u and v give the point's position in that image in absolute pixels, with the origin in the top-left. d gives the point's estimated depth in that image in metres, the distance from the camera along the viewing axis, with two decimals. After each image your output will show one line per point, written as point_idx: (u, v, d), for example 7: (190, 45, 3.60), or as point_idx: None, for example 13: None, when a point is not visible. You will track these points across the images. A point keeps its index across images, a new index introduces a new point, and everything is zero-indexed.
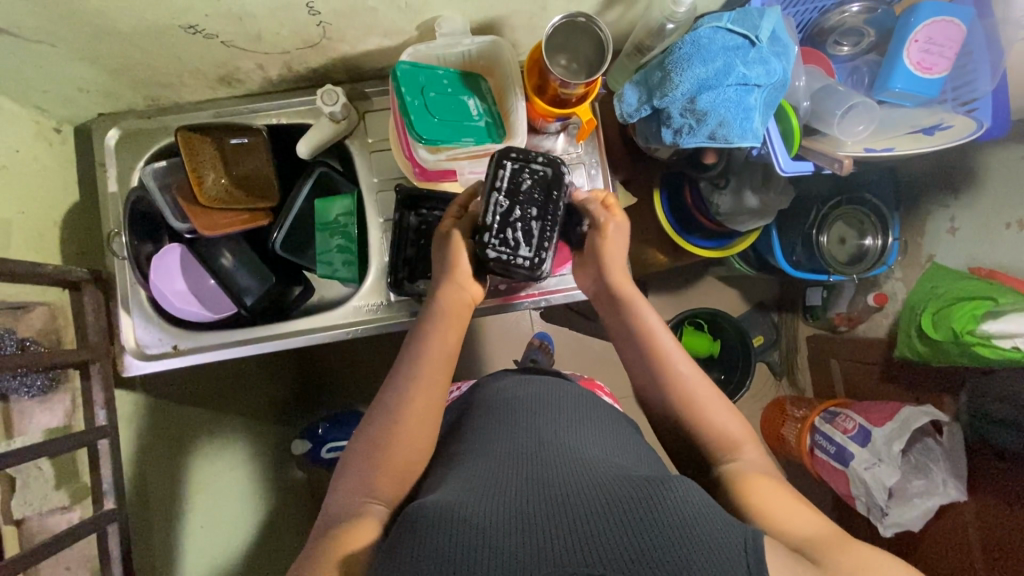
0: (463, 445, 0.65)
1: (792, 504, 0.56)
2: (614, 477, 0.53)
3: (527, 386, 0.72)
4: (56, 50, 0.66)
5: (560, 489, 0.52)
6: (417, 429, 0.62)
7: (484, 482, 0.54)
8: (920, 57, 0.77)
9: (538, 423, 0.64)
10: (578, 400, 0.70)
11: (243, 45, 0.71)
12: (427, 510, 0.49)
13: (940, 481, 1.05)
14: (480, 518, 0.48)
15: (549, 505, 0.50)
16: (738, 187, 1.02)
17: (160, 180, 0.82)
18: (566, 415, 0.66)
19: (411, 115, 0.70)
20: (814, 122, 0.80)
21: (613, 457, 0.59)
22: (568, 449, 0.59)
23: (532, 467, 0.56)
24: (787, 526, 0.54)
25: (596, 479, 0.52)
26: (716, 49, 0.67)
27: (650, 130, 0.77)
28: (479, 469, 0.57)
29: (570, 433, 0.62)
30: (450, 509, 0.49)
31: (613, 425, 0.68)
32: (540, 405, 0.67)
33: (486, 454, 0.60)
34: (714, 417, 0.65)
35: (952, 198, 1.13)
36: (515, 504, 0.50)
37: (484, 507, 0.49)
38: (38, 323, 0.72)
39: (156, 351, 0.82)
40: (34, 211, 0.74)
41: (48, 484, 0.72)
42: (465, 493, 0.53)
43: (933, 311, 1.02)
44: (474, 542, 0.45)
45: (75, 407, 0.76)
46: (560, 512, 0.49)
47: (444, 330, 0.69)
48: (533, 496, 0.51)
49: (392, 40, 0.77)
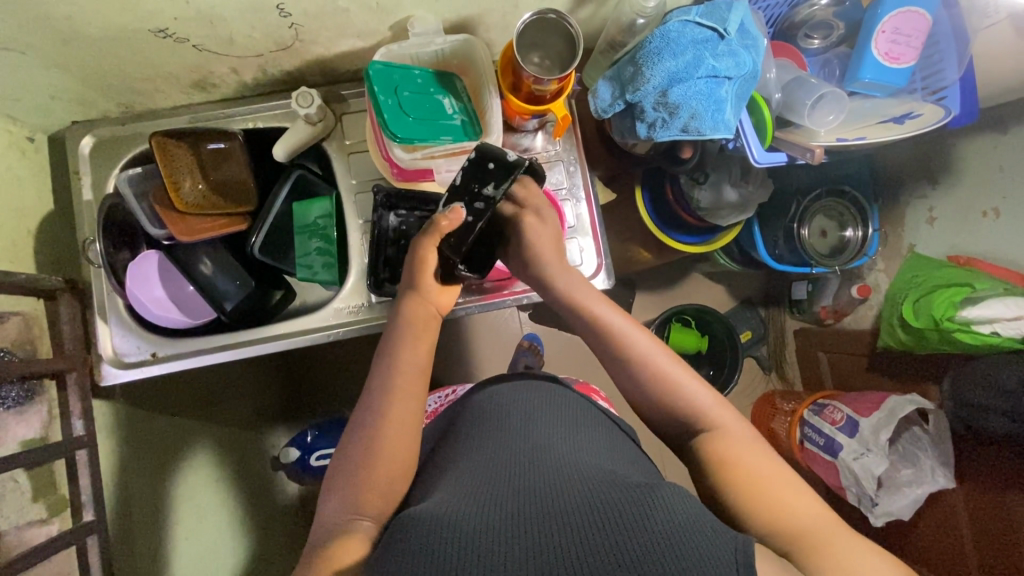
0: (457, 453, 0.64)
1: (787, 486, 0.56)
2: (606, 483, 0.53)
3: (522, 391, 0.72)
4: (26, 58, 0.65)
5: (551, 497, 0.51)
6: (398, 424, 0.62)
7: (473, 489, 0.54)
8: (888, 48, 0.78)
9: (531, 430, 0.63)
10: (569, 406, 0.70)
11: (216, 49, 0.71)
12: (418, 522, 0.48)
13: (928, 469, 1.06)
14: (470, 527, 0.47)
15: (538, 512, 0.50)
16: (718, 182, 1.03)
17: (136, 188, 0.80)
18: (559, 420, 0.66)
19: (384, 113, 0.70)
20: (786, 114, 0.80)
21: (603, 462, 0.59)
22: (562, 456, 0.58)
23: (523, 473, 0.56)
24: (776, 517, 0.53)
25: (587, 486, 0.52)
26: (685, 41, 0.67)
27: (625, 125, 0.77)
28: (469, 477, 0.57)
29: (563, 439, 0.62)
30: (435, 516, 0.49)
31: (604, 430, 0.68)
32: (531, 411, 0.67)
33: (478, 464, 0.59)
34: (679, 385, 0.64)
35: (929, 189, 1.15)
36: (506, 512, 0.50)
37: (475, 514, 0.49)
38: (13, 333, 0.71)
39: (135, 359, 0.81)
40: (7, 220, 0.74)
41: (26, 496, 0.70)
42: (453, 500, 0.52)
43: (914, 300, 1.04)
44: (462, 550, 0.45)
45: (51, 419, 0.75)
46: (548, 519, 0.49)
47: (413, 342, 0.68)
48: (525, 501, 0.51)
49: (365, 41, 0.77)
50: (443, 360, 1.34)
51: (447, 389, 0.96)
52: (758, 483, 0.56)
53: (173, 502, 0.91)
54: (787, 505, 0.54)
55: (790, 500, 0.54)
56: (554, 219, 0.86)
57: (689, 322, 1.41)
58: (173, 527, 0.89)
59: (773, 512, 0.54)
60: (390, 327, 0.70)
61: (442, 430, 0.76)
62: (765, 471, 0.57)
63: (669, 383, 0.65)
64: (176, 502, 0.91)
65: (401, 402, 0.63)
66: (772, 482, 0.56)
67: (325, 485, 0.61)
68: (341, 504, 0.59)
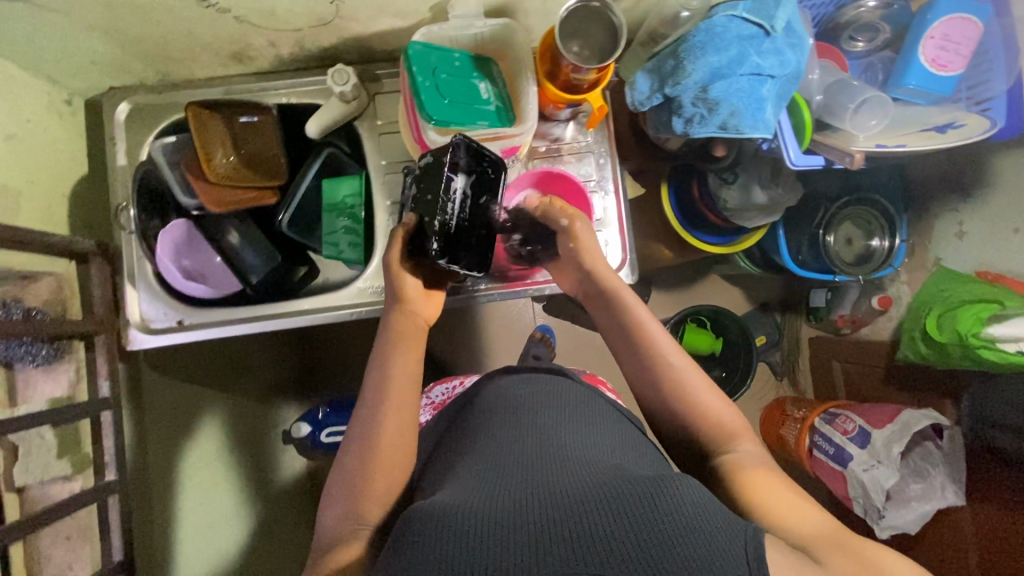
0: (466, 449, 0.64)
1: (794, 501, 0.57)
2: (614, 476, 0.52)
3: (523, 391, 0.70)
4: (69, 20, 0.66)
5: (560, 489, 0.51)
6: (398, 434, 0.64)
7: (480, 482, 0.54)
8: (935, 54, 0.77)
9: (540, 427, 0.62)
10: (573, 402, 0.68)
11: (256, 21, 0.71)
12: (429, 514, 0.48)
13: (939, 485, 1.06)
14: (480, 520, 0.47)
15: (547, 503, 0.49)
16: (748, 182, 1.03)
17: (170, 157, 0.81)
18: (565, 416, 0.65)
19: (421, 95, 0.69)
20: (825, 117, 0.76)
21: (610, 457, 0.58)
22: (569, 452, 0.57)
23: (530, 469, 0.55)
24: (791, 525, 0.54)
25: (595, 479, 0.52)
26: (730, 37, 0.66)
27: (661, 120, 0.76)
28: (475, 471, 0.57)
29: (570, 436, 0.61)
30: (444, 506, 0.49)
31: (612, 424, 0.67)
32: (538, 410, 0.65)
33: (486, 460, 0.58)
34: (712, 409, 0.66)
35: (961, 203, 1.13)
36: (515, 507, 0.49)
37: (483, 508, 0.48)
38: (44, 294, 0.74)
39: (162, 326, 0.81)
40: (43, 180, 0.75)
41: (51, 453, 0.73)
42: (461, 494, 0.52)
43: (939, 315, 1.03)
44: (472, 546, 0.45)
45: (79, 378, 0.78)
46: (557, 511, 0.48)
47: (404, 352, 0.68)
48: (534, 496, 0.50)
49: (405, 21, 0.76)
50: (457, 347, 1.35)
51: (451, 381, 0.94)
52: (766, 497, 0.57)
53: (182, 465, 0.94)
54: (797, 516, 0.54)
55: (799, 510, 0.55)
56: (584, 211, 0.86)
57: (705, 323, 1.40)
58: (186, 488, 0.93)
59: (779, 522, 0.54)
60: (379, 336, 0.71)
61: (450, 417, 0.76)
62: (768, 487, 0.58)
63: (688, 395, 0.67)
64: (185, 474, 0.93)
65: (399, 419, 0.64)
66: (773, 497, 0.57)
67: (325, 486, 0.63)
68: (343, 509, 0.60)
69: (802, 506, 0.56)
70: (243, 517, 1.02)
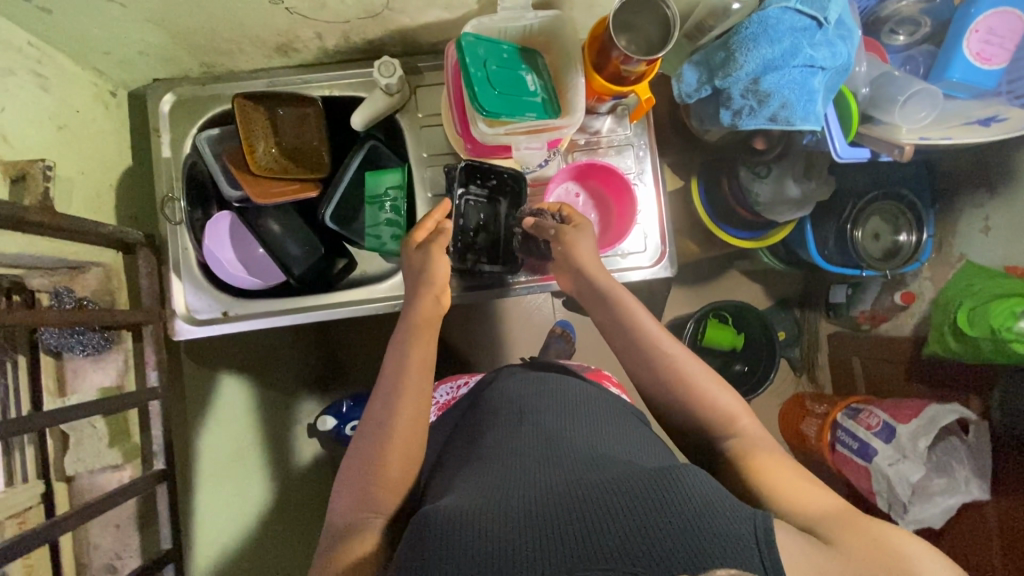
0: (473, 449, 0.63)
1: (801, 484, 0.56)
2: (622, 470, 0.51)
3: (529, 390, 0.69)
4: (125, 11, 0.66)
5: (568, 486, 0.50)
6: (412, 425, 0.63)
7: (490, 483, 0.53)
8: (980, 48, 0.77)
9: (546, 425, 0.61)
10: (580, 399, 0.68)
11: (307, 13, 0.71)
12: (440, 517, 0.47)
13: (962, 480, 1.08)
14: (490, 522, 0.46)
15: (557, 500, 0.48)
16: (781, 176, 1.02)
17: (214, 148, 0.82)
18: (571, 413, 0.64)
19: (474, 87, 0.69)
20: (871, 109, 0.77)
21: (619, 453, 0.57)
22: (577, 448, 0.57)
23: (538, 469, 0.54)
24: (802, 510, 0.53)
25: (604, 474, 0.51)
26: (784, 29, 0.66)
27: (706, 112, 0.78)
28: (482, 474, 0.56)
29: (578, 433, 0.60)
30: (456, 510, 0.48)
31: (618, 422, 0.66)
32: (544, 408, 0.65)
33: (494, 461, 0.57)
34: (711, 393, 0.65)
35: (987, 198, 1.14)
36: (524, 505, 0.48)
37: (493, 509, 0.48)
38: (93, 283, 0.75)
39: (206, 317, 0.82)
40: (91, 171, 0.75)
41: (101, 442, 0.75)
42: (471, 497, 0.51)
43: (970, 308, 1.03)
44: (482, 545, 0.44)
45: (128, 368, 0.78)
46: (567, 507, 0.47)
47: (421, 339, 0.68)
48: (543, 493, 0.50)
49: (451, 13, 0.77)
50: (479, 341, 1.36)
51: (457, 379, 0.90)
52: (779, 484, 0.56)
53: (205, 458, 0.94)
54: (802, 500, 0.54)
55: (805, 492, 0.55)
56: (623, 203, 0.85)
57: (727, 319, 1.40)
58: (205, 482, 0.93)
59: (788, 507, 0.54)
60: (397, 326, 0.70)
61: (459, 412, 0.76)
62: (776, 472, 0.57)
63: (687, 381, 0.66)
64: (211, 469, 0.93)
65: (416, 410, 0.63)
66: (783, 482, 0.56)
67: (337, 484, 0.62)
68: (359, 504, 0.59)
69: (810, 487, 0.55)
70: (274, 510, 1.03)
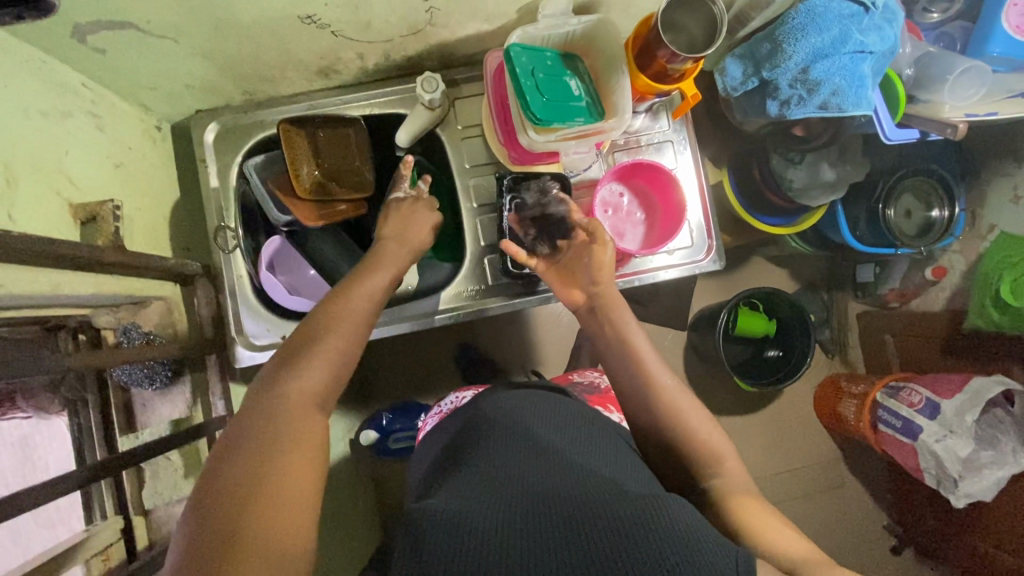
0: (460, 454, 0.62)
1: (774, 530, 0.54)
2: (607, 490, 0.50)
3: (521, 400, 0.67)
4: (176, 46, 0.67)
5: (552, 500, 0.50)
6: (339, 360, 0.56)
7: (475, 489, 0.52)
8: (1019, 21, 0.77)
9: (537, 433, 0.60)
10: (571, 412, 0.66)
11: (352, 34, 0.72)
12: (423, 525, 0.47)
13: (1010, 451, 1.05)
14: (473, 529, 0.46)
15: (539, 514, 0.48)
16: (815, 161, 1.02)
17: (261, 174, 0.83)
18: (563, 423, 0.63)
19: (525, 96, 0.70)
20: (915, 91, 0.79)
21: (606, 467, 0.56)
22: (567, 460, 0.56)
23: (524, 477, 0.53)
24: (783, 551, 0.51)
25: (587, 492, 0.50)
26: (832, 16, 0.66)
27: (752, 103, 0.77)
28: (469, 477, 0.55)
29: (568, 444, 0.59)
30: (440, 515, 0.48)
31: (608, 432, 0.64)
32: (535, 417, 0.63)
33: (481, 465, 0.56)
34: (699, 434, 0.64)
35: (1016, 167, 1.14)
36: (508, 516, 0.48)
37: (478, 517, 0.48)
38: (155, 317, 0.75)
39: (265, 342, 0.81)
40: (146, 207, 0.76)
41: (178, 472, 0.77)
42: (458, 500, 0.51)
43: (1012, 280, 1.04)
44: (461, 553, 0.44)
45: (194, 399, 0.80)
46: (548, 523, 0.47)
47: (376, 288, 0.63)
48: (526, 505, 0.49)
49: (491, 24, 0.77)
50: (513, 346, 1.35)
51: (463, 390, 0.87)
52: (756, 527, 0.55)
53: None
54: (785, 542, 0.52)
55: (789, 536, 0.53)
56: (669, 197, 0.84)
57: (757, 305, 1.39)
58: None
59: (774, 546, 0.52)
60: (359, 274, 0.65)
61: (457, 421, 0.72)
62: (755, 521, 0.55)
63: (681, 416, 0.65)
64: None
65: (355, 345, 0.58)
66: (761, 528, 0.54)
67: (259, 375, 0.53)
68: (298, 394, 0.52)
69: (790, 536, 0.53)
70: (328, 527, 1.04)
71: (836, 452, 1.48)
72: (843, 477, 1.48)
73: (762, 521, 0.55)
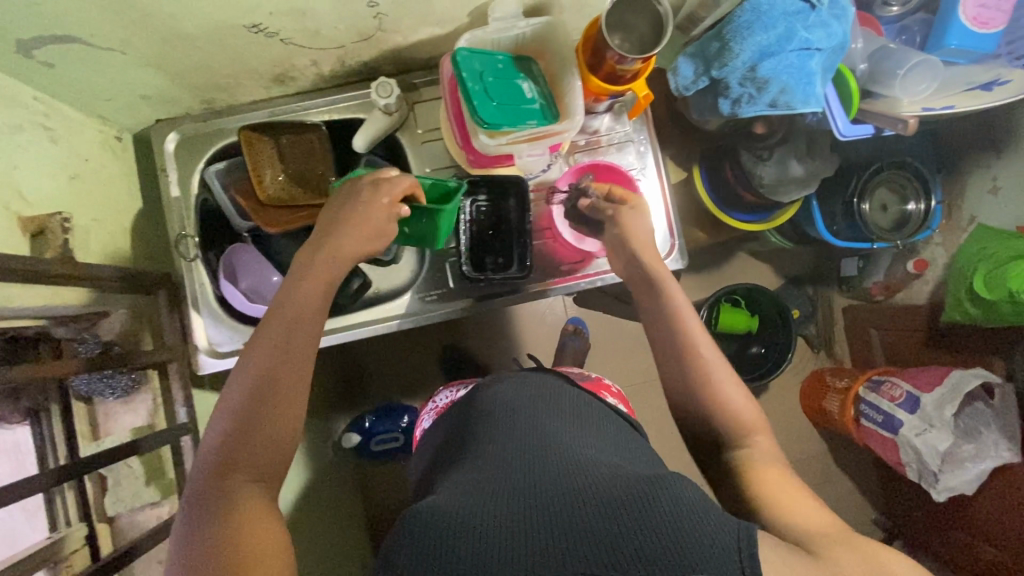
0: (464, 446, 0.62)
1: (797, 495, 0.55)
2: (609, 475, 0.51)
3: (518, 390, 0.67)
4: (125, 58, 0.67)
5: (555, 490, 0.50)
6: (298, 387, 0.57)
7: (477, 482, 0.53)
8: (976, 12, 0.76)
9: (536, 422, 0.60)
10: (569, 399, 0.66)
11: (302, 41, 0.72)
12: (429, 521, 0.48)
13: (992, 443, 1.04)
14: (477, 524, 0.47)
15: (544, 504, 0.49)
16: (783, 157, 1.02)
17: (222, 180, 0.83)
18: (563, 410, 0.63)
19: (473, 100, 0.70)
20: (871, 85, 0.77)
21: (606, 453, 0.56)
22: (567, 447, 0.56)
23: (525, 467, 0.54)
24: (802, 518, 0.52)
25: (590, 479, 0.50)
26: (777, 14, 0.66)
27: (706, 102, 0.77)
28: (472, 470, 0.55)
29: (567, 431, 0.59)
30: (439, 512, 0.48)
31: (607, 419, 0.64)
32: (533, 407, 0.63)
33: (482, 459, 0.57)
34: (728, 400, 0.64)
35: (993, 158, 1.13)
36: (511, 508, 0.48)
37: (481, 511, 0.48)
38: (117, 326, 0.76)
39: (228, 349, 0.83)
40: (106, 217, 0.77)
41: (139, 481, 0.79)
42: (461, 495, 0.51)
43: (986, 272, 1.02)
44: (466, 548, 0.45)
45: (157, 407, 0.80)
46: (553, 513, 0.47)
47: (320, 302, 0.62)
48: (530, 496, 0.50)
49: (444, 28, 0.77)
50: (495, 347, 1.35)
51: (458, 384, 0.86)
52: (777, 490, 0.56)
53: None
54: (803, 512, 0.53)
55: (807, 507, 0.53)
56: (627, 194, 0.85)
57: (739, 301, 1.38)
58: None
59: (786, 516, 0.53)
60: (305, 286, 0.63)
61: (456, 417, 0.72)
62: (777, 483, 0.56)
63: (711, 384, 0.64)
64: None
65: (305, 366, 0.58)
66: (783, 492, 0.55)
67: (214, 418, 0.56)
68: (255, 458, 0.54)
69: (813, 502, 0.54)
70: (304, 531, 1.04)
71: (824, 447, 1.48)
72: (832, 472, 1.47)
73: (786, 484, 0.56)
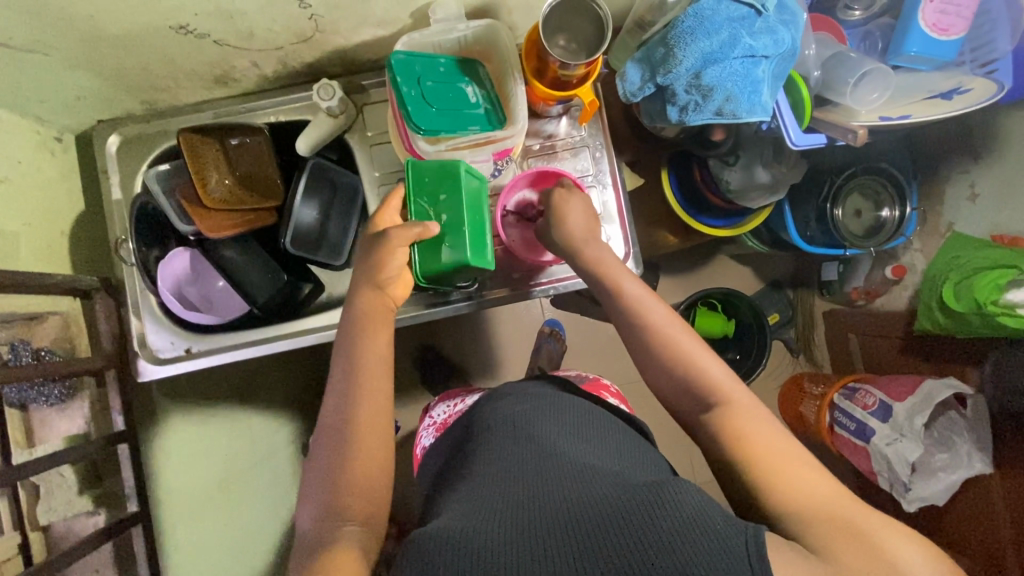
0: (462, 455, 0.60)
1: (786, 458, 0.54)
2: (613, 485, 0.49)
3: (514, 398, 0.65)
4: (51, 60, 0.65)
5: (561, 504, 0.48)
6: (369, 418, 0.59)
7: (479, 498, 0.51)
8: (936, 18, 0.73)
9: (534, 429, 0.58)
10: (565, 402, 0.64)
11: (237, 43, 0.70)
12: (433, 540, 0.46)
13: (964, 454, 1.01)
14: (483, 543, 0.45)
15: (550, 521, 0.47)
16: (748, 163, 1.00)
17: (164, 184, 0.80)
18: (563, 414, 0.61)
19: (408, 105, 0.68)
20: (825, 92, 0.76)
21: (607, 459, 0.55)
22: (567, 456, 0.54)
23: (529, 479, 0.52)
24: (794, 495, 0.52)
25: (594, 490, 0.49)
26: (720, 20, 0.63)
27: (655, 109, 0.74)
28: (474, 483, 0.54)
29: (565, 437, 0.57)
30: (444, 531, 0.47)
31: (606, 420, 0.62)
32: (530, 413, 0.61)
33: (482, 470, 0.55)
34: (699, 360, 0.61)
35: (972, 164, 1.10)
36: (519, 527, 0.47)
37: (487, 531, 0.46)
38: (52, 333, 0.77)
39: (170, 355, 0.81)
40: (39, 221, 0.75)
41: (72, 490, 0.78)
42: (464, 513, 0.50)
43: (954, 283, 0.99)
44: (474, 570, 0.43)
45: (95, 414, 0.80)
46: (562, 529, 0.46)
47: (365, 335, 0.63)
48: (536, 512, 0.48)
49: (387, 29, 0.75)
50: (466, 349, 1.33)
51: (455, 397, 0.84)
52: (764, 459, 0.54)
53: None
54: (801, 487, 0.52)
55: (801, 476, 0.53)
56: None
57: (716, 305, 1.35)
58: None
59: (784, 494, 0.52)
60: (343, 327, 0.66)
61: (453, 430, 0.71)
62: (763, 447, 0.55)
63: (684, 357, 0.61)
64: None
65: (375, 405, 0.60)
66: (770, 459, 0.54)
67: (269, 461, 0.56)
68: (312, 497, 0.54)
69: (809, 468, 0.53)
70: None
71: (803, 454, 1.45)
72: None
73: (773, 444, 0.55)
